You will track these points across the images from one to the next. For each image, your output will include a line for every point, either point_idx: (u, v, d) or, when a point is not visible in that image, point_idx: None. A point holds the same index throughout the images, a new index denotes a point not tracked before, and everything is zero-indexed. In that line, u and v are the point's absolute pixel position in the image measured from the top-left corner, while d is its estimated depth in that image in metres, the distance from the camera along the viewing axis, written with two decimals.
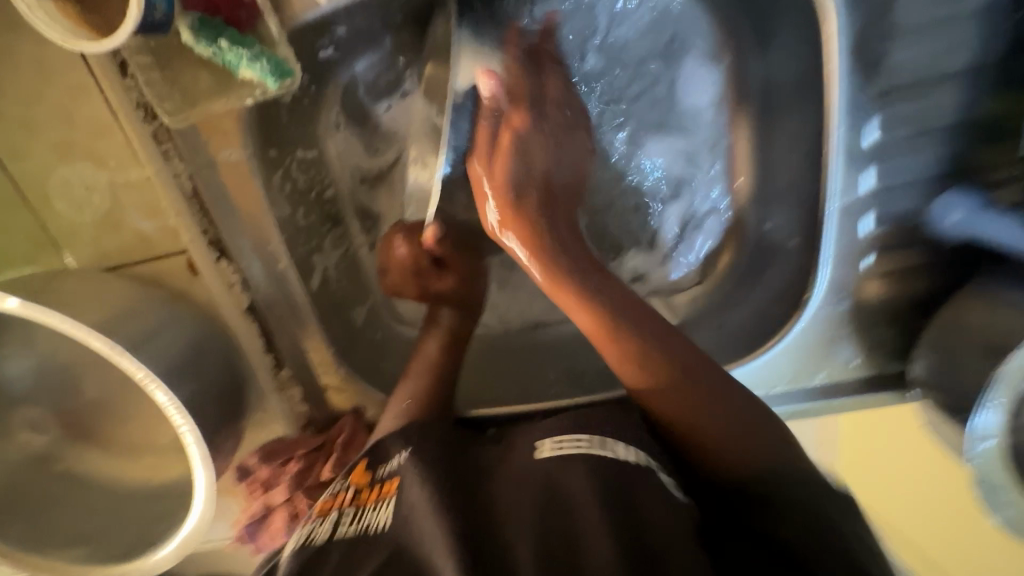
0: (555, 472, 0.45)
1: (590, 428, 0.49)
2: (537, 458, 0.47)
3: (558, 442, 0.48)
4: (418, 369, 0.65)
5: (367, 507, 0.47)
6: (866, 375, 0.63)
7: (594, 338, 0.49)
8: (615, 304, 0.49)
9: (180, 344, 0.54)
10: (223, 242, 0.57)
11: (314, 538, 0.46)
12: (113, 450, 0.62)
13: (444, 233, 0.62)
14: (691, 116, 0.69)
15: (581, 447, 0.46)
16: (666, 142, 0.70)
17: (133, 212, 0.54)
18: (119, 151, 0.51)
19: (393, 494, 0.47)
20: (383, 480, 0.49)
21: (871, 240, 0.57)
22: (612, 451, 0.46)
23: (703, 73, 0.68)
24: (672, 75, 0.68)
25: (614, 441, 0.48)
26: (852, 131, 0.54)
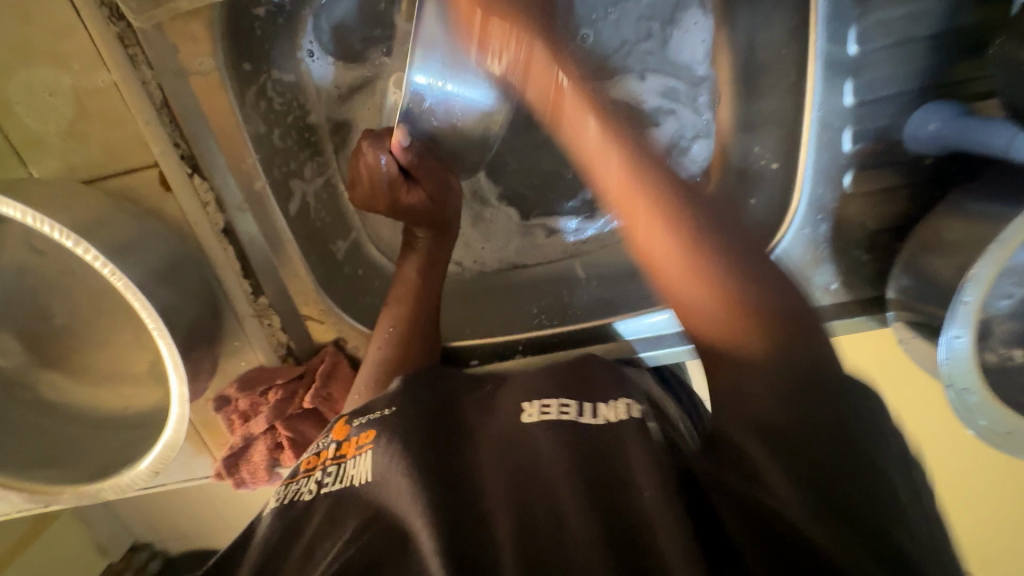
0: (534, 437, 0.46)
1: (568, 393, 0.50)
2: (522, 422, 0.48)
3: (544, 405, 0.49)
4: (399, 296, 0.64)
5: (347, 461, 0.48)
6: (843, 301, 0.63)
7: (683, 278, 0.47)
8: (678, 249, 0.48)
9: (156, 257, 0.54)
10: (195, 158, 0.55)
11: (300, 497, 0.47)
12: (86, 374, 0.61)
13: (411, 140, 0.57)
14: (680, 64, 0.69)
15: (567, 415, 0.47)
16: (652, 83, 0.71)
17: (98, 123, 0.52)
18: (81, 54, 0.49)
19: (369, 445, 0.47)
20: (362, 428, 0.50)
21: (851, 157, 0.58)
22: (595, 416, 0.47)
23: (701, 27, 0.67)
24: (667, 33, 0.68)
25: (598, 406, 0.48)
26: (834, 41, 0.54)
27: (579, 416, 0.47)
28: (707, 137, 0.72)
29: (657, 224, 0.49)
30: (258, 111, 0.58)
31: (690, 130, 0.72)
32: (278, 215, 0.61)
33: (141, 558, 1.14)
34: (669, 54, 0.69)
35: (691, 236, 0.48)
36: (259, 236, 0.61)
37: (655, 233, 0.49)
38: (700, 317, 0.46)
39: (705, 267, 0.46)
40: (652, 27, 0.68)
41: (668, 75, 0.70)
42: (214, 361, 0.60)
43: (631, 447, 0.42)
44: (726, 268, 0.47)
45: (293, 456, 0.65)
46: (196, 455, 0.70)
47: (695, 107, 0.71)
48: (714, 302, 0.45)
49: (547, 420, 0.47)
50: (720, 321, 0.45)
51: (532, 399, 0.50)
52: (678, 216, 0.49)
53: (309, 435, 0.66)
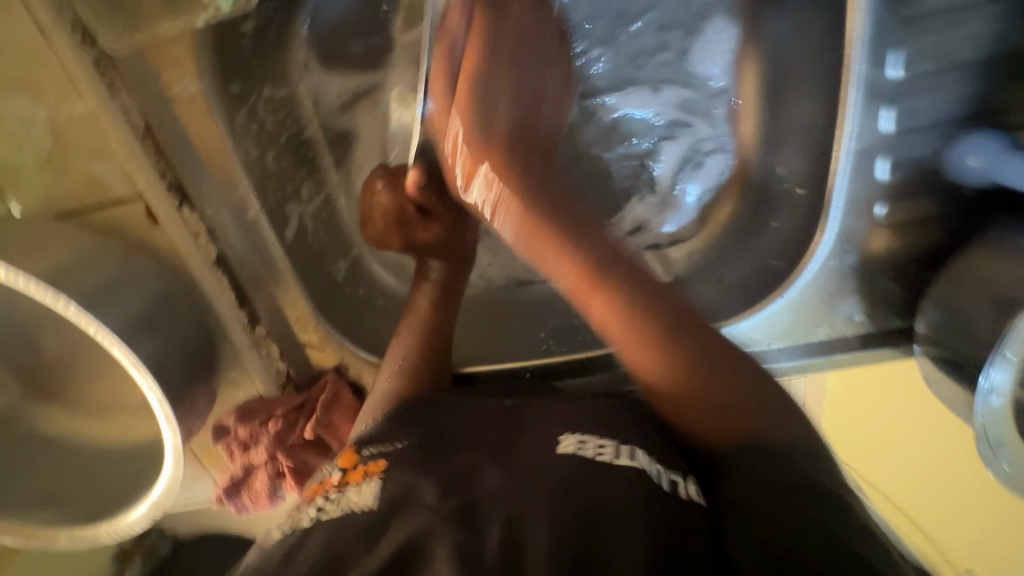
0: (558, 458, 0.42)
1: (619, 433, 0.45)
2: (556, 453, 0.43)
3: (582, 441, 0.44)
4: (411, 326, 0.61)
5: (350, 487, 0.45)
6: (869, 332, 0.60)
7: (578, 288, 0.43)
8: (626, 326, 0.42)
9: (145, 295, 0.51)
10: (184, 188, 0.52)
11: (299, 522, 0.43)
12: (79, 408, 0.59)
13: (427, 176, 0.57)
14: (697, 75, 0.65)
15: (604, 456, 0.42)
16: (669, 95, 0.66)
17: (76, 152, 0.48)
18: (53, 80, 0.45)
19: (379, 474, 0.45)
20: (369, 457, 0.47)
21: (884, 187, 0.54)
22: (634, 460, 0.41)
23: (723, 36, 0.63)
24: (687, 42, 0.64)
25: (640, 450, 0.43)
26: (874, 65, 0.50)
27: (616, 457, 0.42)
28: (724, 151, 0.68)
29: (610, 312, 0.42)
30: (249, 133, 0.54)
31: (709, 142, 0.68)
32: (274, 242, 0.58)
33: (151, 539, 1.06)
34: (686, 65, 0.65)
35: (630, 301, 0.42)
36: (255, 266, 0.58)
37: (557, 268, 0.44)
38: (640, 362, 0.42)
39: (652, 330, 0.41)
40: (672, 37, 0.64)
41: (684, 85, 0.66)
42: (211, 395, 0.58)
43: (621, 481, 0.39)
44: (642, 306, 0.42)
45: (294, 486, 0.63)
46: (197, 481, 0.69)
47: (711, 120, 0.68)
48: (672, 363, 0.41)
49: (580, 456, 0.42)
50: (642, 356, 0.42)
51: (573, 433, 0.45)
52: (626, 298, 0.42)
53: (311, 464, 0.63)
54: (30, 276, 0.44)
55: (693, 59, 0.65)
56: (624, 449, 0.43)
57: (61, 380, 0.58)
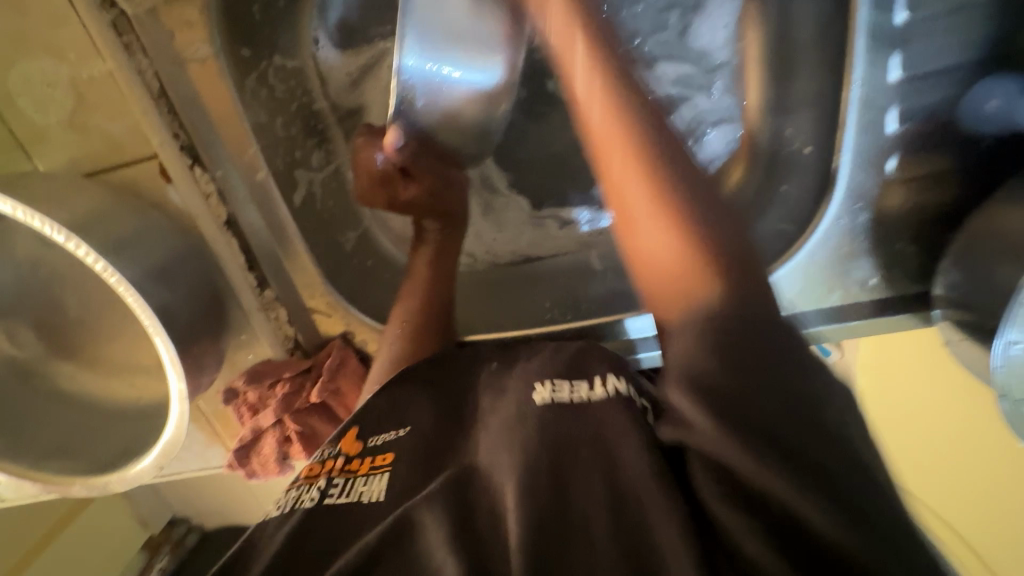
0: (537, 422, 0.42)
1: (574, 374, 0.46)
2: (530, 402, 0.44)
3: (554, 386, 0.44)
4: (411, 289, 0.62)
5: (359, 478, 0.44)
6: (883, 296, 0.58)
7: (601, 148, 0.41)
8: (653, 195, 0.39)
9: (154, 252, 0.53)
10: (196, 148, 0.54)
11: (301, 503, 0.43)
12: (97, 365, 0.62)
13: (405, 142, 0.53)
14: (697, 51, 0.66)
15: (577, 396, 0.43)
16: (666, 70, 0.67)
17: (95, 112, 0.51)
18: (75, 41, 0.48)
19: (389, 468, 0.44)
20: (378, 449, 0.46)
21: (894, 140, 0.52)
22: (604, 392, 0.43)
23: (725, 9, 0.63)
24: (688, 19, 0.65)
25: (609, 376, 0.44)
26: (879, 9, 0.49)
27: (590, 392, 0.43)
28: (731, 121, 0.67)
29: (634, 225, 0.40)
30: (258, 98, 0.56)
31: (715, 112, 0.68)
32: (282, 205, 0.59)
33: (178, 531, 1.17)
34: (687, 43, 0.66)
35: (668, 181, 0.40)
36: (263, 228, 0.60)
37: (629, 192, 0.40)
38: (644, 262, 0.40)
39: (681, 215, 0.39)
40: (673, 17, 0.65)
41: (686, 61, 0.67)
42: (219, 353, 0.59)
43: (609, 414, 0.40)
44: (704, 233, 0.38)
45: (301, 450, 0.64)
46: (209, 445, 0.70)
47: (711, 92, 0.68)
48: (675, 243, 0.38)
49: (555, 402, 0.43)
50: (661, 245, 0.39)
51: (544, 380, 0.46)
52: (673, 179, 0.40)
53: (317, 428, 0.64)
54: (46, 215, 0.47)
55: (694, 34, 0.65)
56: (595, 381, 0.44)
57: (81, 339, 0.61)
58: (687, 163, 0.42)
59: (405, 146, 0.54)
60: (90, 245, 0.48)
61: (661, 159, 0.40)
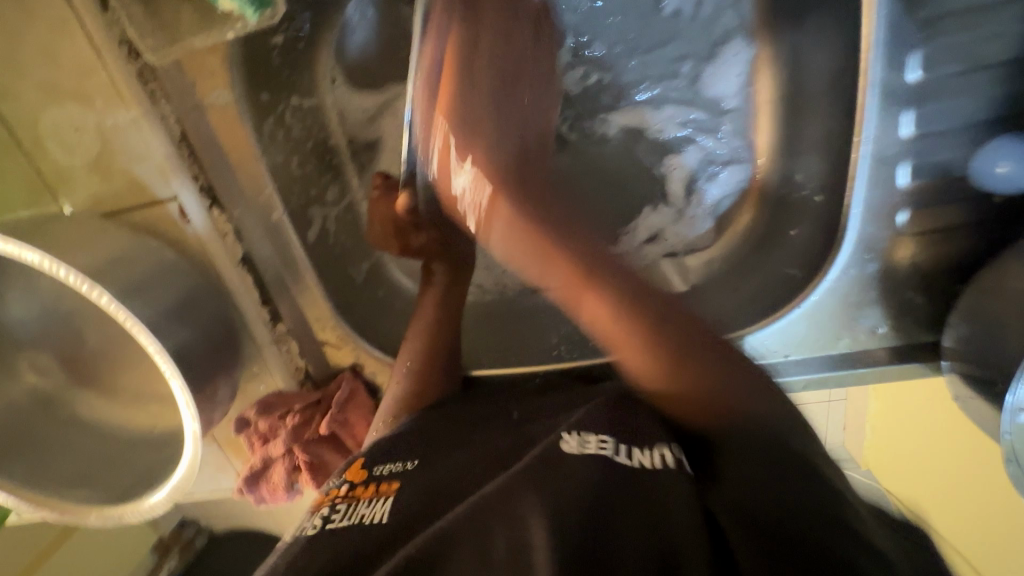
0: (554, 463, 0.40)
1: (605, 429, 0.44)
2: (558, 450, 0.41)
3: (583, 438, 0.42)
4: (420, 327, 0.63)
5: (362, 502, 0.42)
6: (893, 345, 0.58)
7: (573, 285, 0.44)
8: (622, 325, 0.43)
9: (170, 291, 0.54)
10: (215, 190, 0.56)
11: (305, 530, 0.40)
12: (115, 394, 0.63)
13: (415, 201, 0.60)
14: (709, 98, 0.66)
15: (605, 451, 0.41)
16: (674, 113, 0.67)
17: (119, 154, 0.53)
18: (101, 88, 0.50)
19: (393, 493, 0.42)
20: (383, 477, 0.45)
21: (905, 194, 0.52)
22: (630, 459, 0.40)
23: (741, 57, 0.64)
24: (700, 67, 0.65)
25: (636, 447, 0.42)
26: (891, 68, 0.49)
27: (616, 453, 0.41)
28: (740, 164, 0.68)
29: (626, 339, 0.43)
30: (275, 140, 0.58)
31: (723, 155, 0.68)
32: (297, 243, 0.61)
33: (188, 534, 1.17)
34: (699, 90, 0.66)
35: (625, 299, 0.43)
36: (277, 266, 0.61)
37: (594, 311, 0.43)
38: (626, 351, 0.43)
39: (640, 326, 0.43)
40: (685, 66, 0.65)
41: (697, 107, 0.67)
42: (233, 386, 0.61)
43: (669, 482, 0.37)
44: (662, 337, 0.43)
45: (309, 480, 0.65)
46: (221, 470, 0.72)
47: (718, 136, 0.68)
48: (659, 361, 0.42)
49: (585, 452, 0.40)
50: (631, 350, 0.43)
51: (571, 431, 0.44)
52: (614, 286, 0.44)
53: (326, 459, 0.65)
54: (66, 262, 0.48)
55: (707, 80, 0.65)
56: (631, 450, 0.42)
57: (99, 368, 0.63)
58: (647, 294, 0.45)
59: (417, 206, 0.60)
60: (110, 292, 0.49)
61: (649, 317, 0.43)
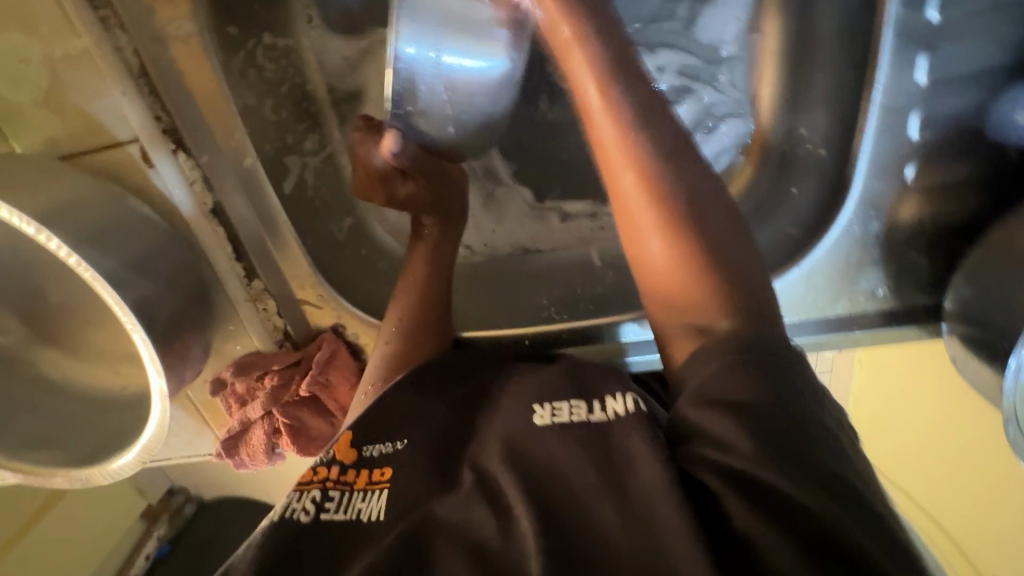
0: (542, 438, 0.40)
1: (574, 387, 0.44)
2: (530, 424, 0.41)
3: (554, 407, 0.42)
4: (406, 286, 0.60)
5: (357, 492, 0.41)
6: (892, 307, 0.56)
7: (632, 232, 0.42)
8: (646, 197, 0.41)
9: (135, 241, 0.50)
10: (179, 132, 0.52)
11: (295, 516, 0.39)
12: (83, 354, 0.60)
13: (402, 143, 0.52)
14: (705, 47, 0.63)
15: (578, 415, 0.41)
16: (668, 59, 0.63)
17: (70, 90, 0.48)
18: (46, 12, 0.45)
19: (388, 485, 0.40)
20: (376, 462, 0.43)
21: (916, 146, 0.49)
22: (602, 414, 0.40)
23: (740, 1, 0.61)
24: (696, 10, 0.61)
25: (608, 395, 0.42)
26: (909, 6, 0.46)
27: (590, 413, 0.41)
28: (741, 116, 0.65)
29: (637, 230, 0.41)
30: (245, 80, 0.54)
31: (721, 106, 0.65)
32: (273, 194, 0.57)
33: (177, 501, 1.15)
34: (694, 38, 0.62)
35: (657, 175, 0.41)
36: (251, 218, 0.57)
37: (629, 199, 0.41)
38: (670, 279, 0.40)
39: (675, 218, 0.40)
40: (680, 8, 0.61)
41: (692, 54, 0.63)
42: (205, 344, 0.57)
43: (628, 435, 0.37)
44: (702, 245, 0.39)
45: (290, 443, 0.63)
46: (199, 433, 0.70)
47: (717, 87, 0.64)
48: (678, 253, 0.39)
49: (557, 424, 0.40)
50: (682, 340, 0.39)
51: (544, 400, 0.43)
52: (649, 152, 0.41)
53: (307, 423, 0.63)
54: (12, 203, 0.44)
55: (702, 27, 0.62)
56: (600, 400, 0.42)
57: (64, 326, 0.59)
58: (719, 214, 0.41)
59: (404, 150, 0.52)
60: (61, 237, 0.45)
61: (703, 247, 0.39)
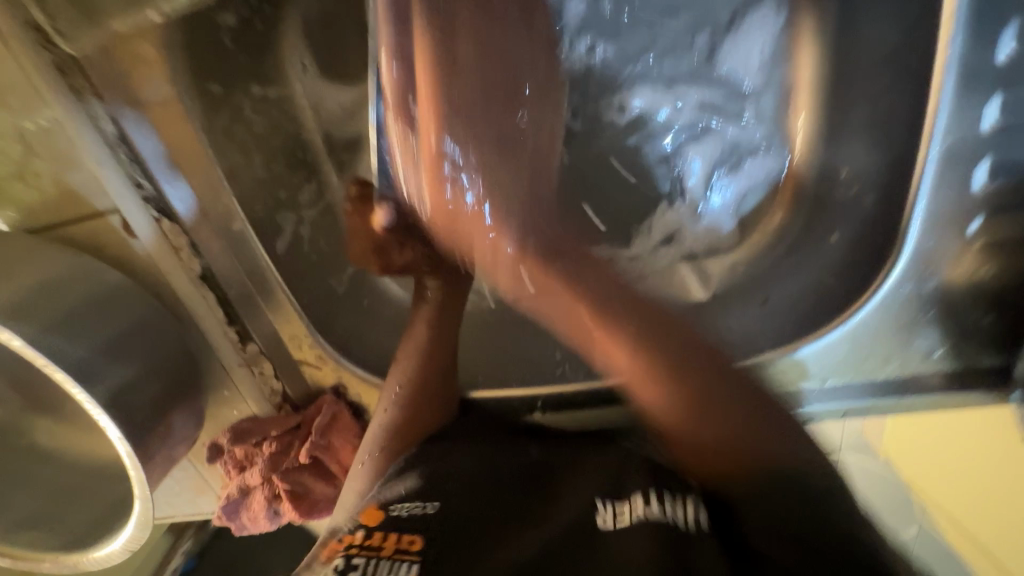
0: (592, 543, 0.39)
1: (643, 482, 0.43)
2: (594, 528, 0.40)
3: (618, 510, 0.41)
4: (408, 350, 0.56)
5: (383, 559, 0.39)
6: (953, 370, 0.49)
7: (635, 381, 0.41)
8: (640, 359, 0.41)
9: (118, 320, 0.47)
10: (164, 199, 0.49)
11: None
12: (76, 423, 0.58)
13: (394, 218, 0.51)
14: (727, 78, 0.57)
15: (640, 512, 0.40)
16: (686, 95, 0.57)
17: (45, 164, 0.45)
18: (14, 84, 0.42)
19: (417, 557, 0.40)
20: (401, 525, 0.42)
21: (982, 199, 0.43)
22: (660, 511, 0.39)
23: (766, 29, 0.55)
24: (717, 40, 0.55)
25: (666, 494, 0.41)
26: (977, 45, 0.40)
27: (647, 508, 0.40)
28: (769, 152, 0.59)
29: (611, 341, 0.41)
30: (230, 139, 0.50)
31: (745, 141, 0.59)
32: (265, 254, 0.54)
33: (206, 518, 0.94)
34: (715, 70, 0.57)
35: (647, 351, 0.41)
36: (243, 279, 0.54)
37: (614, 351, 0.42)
38: (639, 384, 0.41)
39: (637, 343, 0.41)
40: (701, 39, 0.55)
41: (712, 87, 0.57)
42: (198, 412, 0.54)
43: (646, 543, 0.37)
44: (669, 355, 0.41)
45: (293, 510, 0.59)
46: (200, 494, 0.67)
47: (741, 122, 0.59)
48: (676, 397, 0.40)
49: (619, 527, 0.39)
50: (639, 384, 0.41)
51: (606, 498, 0.43)
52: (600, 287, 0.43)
53: (311, 487, 0.60)
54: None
55: (725, 58, 0.56)
56: (657, 495, 0.41)
57: (54, 395, 0.57)
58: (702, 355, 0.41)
59: (396, 224, 0.51)
60: (21, 332, 0.42)
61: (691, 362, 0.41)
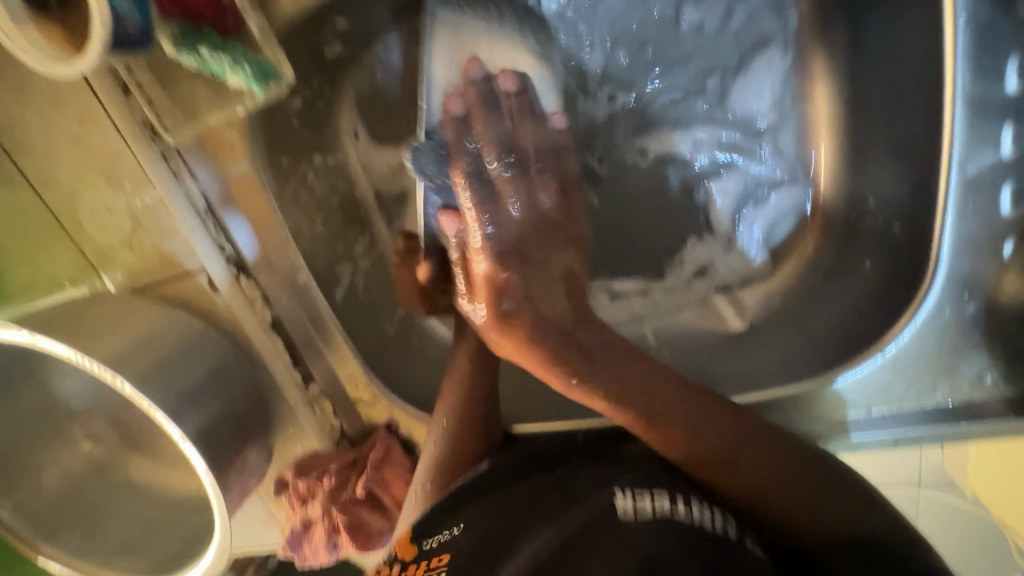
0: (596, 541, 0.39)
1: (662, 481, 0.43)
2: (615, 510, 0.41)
3: (637, 497, 0.41)
4: (451, 387, 0.59)
5: None
6: (1010, 398, 0.47)
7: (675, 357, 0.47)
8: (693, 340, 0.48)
9: (200, 365, 0.54)
10: (239, 255, 0.56)
11: None
12: (162, 458, 0.65)
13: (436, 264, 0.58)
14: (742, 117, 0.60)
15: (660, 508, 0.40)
16: (703, 133, 0.60)
17: (147, 234, 0.54)
18: (127, 166, 0.51)
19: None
20: (434, 551, 0.44)
21: (1010, 222, 0.44)
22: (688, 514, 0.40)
23: (774, 69, 0.58)
24: (728, 83, 0.59)
25: (695, 499, 0.42)
26: (982, 75, 0.43)
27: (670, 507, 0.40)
28: (793, 183, 0.61)
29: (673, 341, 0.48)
30: (296, 201, 0.58)
31: (766, 173, 0.61)
32: (323, 300, 0.59)
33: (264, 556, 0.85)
34: (729, 110, 0.60)
35: None
36: (303, 323, 0.60)
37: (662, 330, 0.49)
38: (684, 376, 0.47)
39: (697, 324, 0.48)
40: (712, 81, 0.59)
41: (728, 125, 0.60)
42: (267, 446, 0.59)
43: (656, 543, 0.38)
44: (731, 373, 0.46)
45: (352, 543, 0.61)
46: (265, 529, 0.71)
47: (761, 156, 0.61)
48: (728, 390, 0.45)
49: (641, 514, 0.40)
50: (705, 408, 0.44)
51: (625, 486, 0.43)
52: None
53: (368, 520, 0.62)
54: (92, 353, 0.47)
55: (738, 97, 0.59)
56: (684, 496, 0.42)
57: (145, 433, 0.64)
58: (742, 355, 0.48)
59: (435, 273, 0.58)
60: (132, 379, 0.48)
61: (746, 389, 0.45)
